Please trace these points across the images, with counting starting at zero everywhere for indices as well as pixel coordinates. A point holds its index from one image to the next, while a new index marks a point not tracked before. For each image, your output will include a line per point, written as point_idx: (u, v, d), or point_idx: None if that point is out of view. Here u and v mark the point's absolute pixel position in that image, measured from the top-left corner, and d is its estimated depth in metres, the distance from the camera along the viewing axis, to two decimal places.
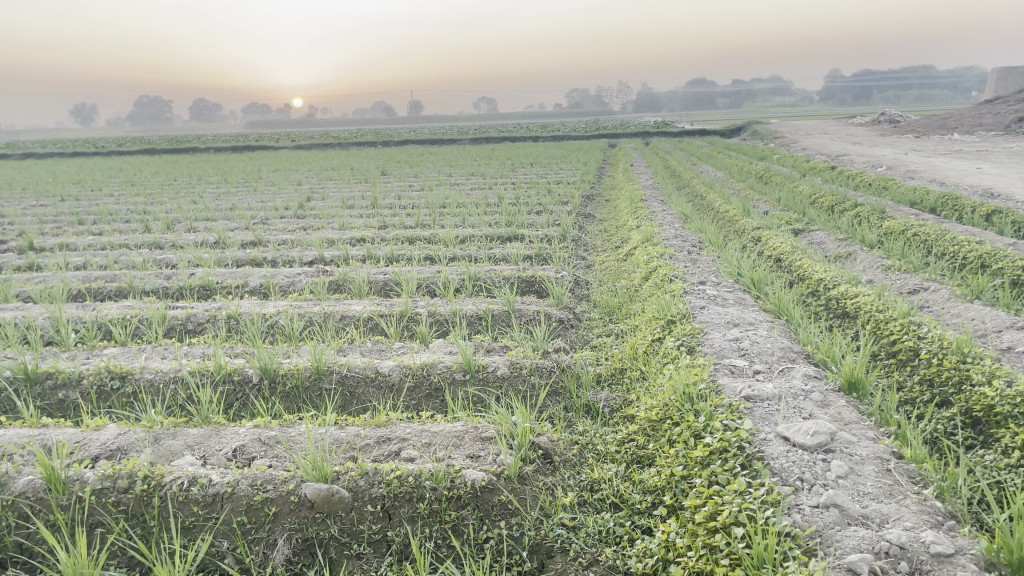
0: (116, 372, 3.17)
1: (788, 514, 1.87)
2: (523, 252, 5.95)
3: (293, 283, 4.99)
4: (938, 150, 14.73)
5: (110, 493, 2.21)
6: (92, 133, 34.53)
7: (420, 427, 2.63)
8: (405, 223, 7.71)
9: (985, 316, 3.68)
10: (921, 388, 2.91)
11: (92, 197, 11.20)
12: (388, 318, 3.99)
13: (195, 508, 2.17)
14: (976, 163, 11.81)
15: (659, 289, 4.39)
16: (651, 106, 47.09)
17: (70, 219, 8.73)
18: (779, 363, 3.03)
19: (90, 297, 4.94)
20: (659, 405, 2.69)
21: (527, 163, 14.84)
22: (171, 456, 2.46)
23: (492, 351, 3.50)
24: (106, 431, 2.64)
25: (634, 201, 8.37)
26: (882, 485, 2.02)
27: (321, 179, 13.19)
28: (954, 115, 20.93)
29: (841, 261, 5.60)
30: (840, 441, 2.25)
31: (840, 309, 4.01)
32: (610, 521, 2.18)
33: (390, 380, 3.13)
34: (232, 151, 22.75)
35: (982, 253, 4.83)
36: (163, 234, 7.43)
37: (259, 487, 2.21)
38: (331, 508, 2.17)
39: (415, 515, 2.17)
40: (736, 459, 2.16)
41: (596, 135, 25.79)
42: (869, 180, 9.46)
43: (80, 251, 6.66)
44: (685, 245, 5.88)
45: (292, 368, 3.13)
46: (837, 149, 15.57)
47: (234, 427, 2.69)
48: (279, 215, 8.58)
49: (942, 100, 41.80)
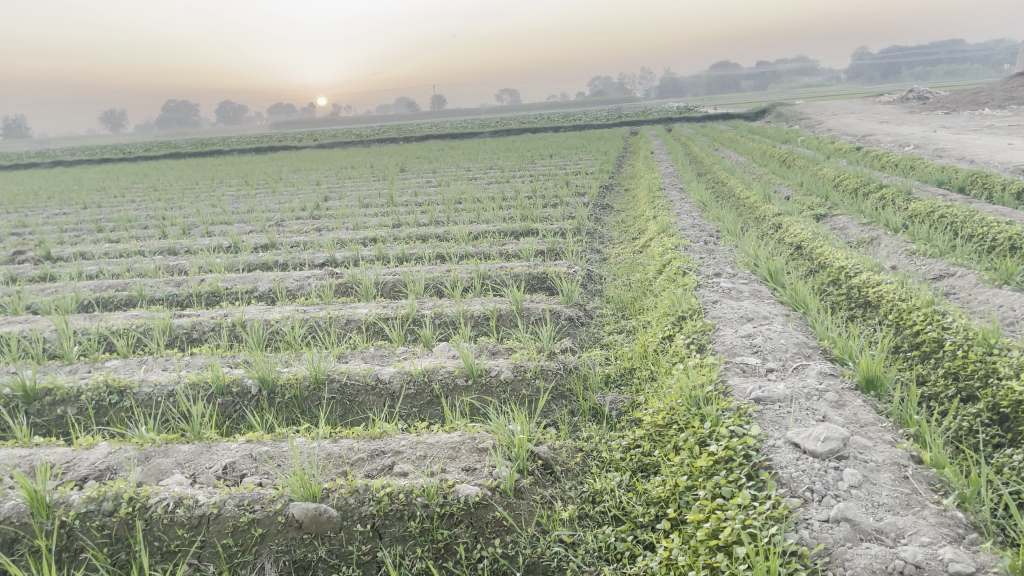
0: (115, 387, 3.11)
1: (795, 531, 1.75)
2: (536, 247, 5.85)
3: (300, 287, 4.92)
4: (969, 126, 14.33)
5: (95, 516, 2.14)
6: (114, 138, 34.81)
7: (415, 439, 2.54)
8: (419, 221, 7.62)
9: (1014, 303, 3.50)
10: (944, 383, 2.76)
11: (113, 203, 11.26)
12: (392, 323, 3.90)
13: (179, 532, 2.09)
14: (1007, 139, 11.44)
15: (673, 283, 4.25)
16: (674, 91, 46.60)
17: (89, 226, 8.75)
18: (793, 361, 2.88)
19: (100, 308, 4.90)
20: (665, 409, 2.57)
21: (546, 154, 14.70)
22: (160, 475, 2.39)
23: (497, 354, 3.39)
24: (97, 450, 2.57)
25: (652, 190, 8.19)
26: (898, 495, 1.89)
27: (340, 178, 13.14)
28: (985, 89, 20.39)
29: (864, 246, 5.42)
30: (854, 446, 2.12)
31: (862, 299, 3.84)
32: (611, 537, 2.07)
33: (390, 388, 3.04)
34: (255, 152, 22.81)
35: (1011, 234, 4.62)
36: (179, 240, 7.41)
37: (246, 507, 2.13)
38: (319, 528, 2.08)
39: (406, 534, 2.08)
40: (741, 469, 2.04)
41: (618, 122, 25.58)
42: (896, 160, 9.19)
43: (95, 260, 6.63)
44: (702, 235, 5.72)
45: (291, 378, 3.05)
46: (863, 129, 15.19)
47: (226, 442, 2.61)
48: (295, 217, 8.53)
49: (972, 74, 40.83)
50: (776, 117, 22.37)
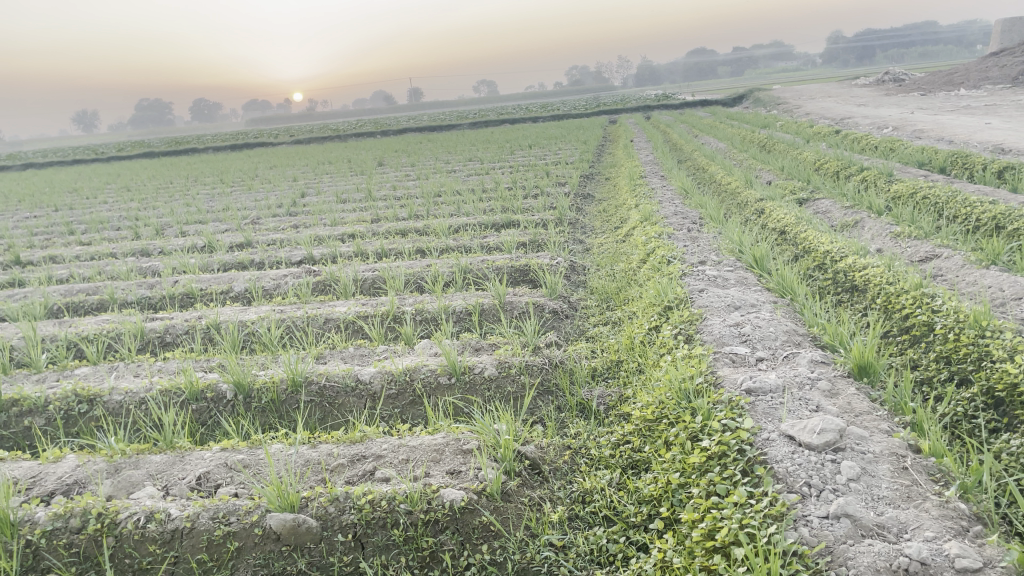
0: (83, 396, 2.99)
1: (795, 529, 1.68)
2: (518, 239, 5.75)
3: (277, 287, 4.80)
4: (944, 107, 14.37)
5: (62, 534, 2.03)
6: (85, 140, 34.30)
7: (397, 442, 2.46)
8: (399, 215, 7.49)
9: (1003, 283, 3.45)
10: (937, 367, 2.71)
11: (86, 205, 11.03)
12: (372, 320, 3.80)
13: (151, 548, 2.00)
14: (984, 119, 11.49)
15: (657, 272, 4.17)
16: (651, 79, 46.57)
17: (61, 229, 8.56)
18: (784, 349, 2.82)
19: (71, 313, 4.76)
20: (655, 403, 2.49)
21: (525, 144, 14.61)
22: (131, 488, 2.29)
23: (480, 351, 3.30)
24: (64, 464, 2.46)
25: (633, 178, 8.14)
26: (897, 487, 1.82)
27: (317, 174, 12.98)
28: (960, 69, 20.48)
29: (848, 230, 5.37)
30: (850, 437, 2.05)
31: (849, 283, 3.79)
32: (602, 538, 2.00)
33: (371, 389, 2.94)
34: (231, 150, 22.56)
35: (996, 214, 4.58)
36: (152, 241, 7.23)
37: (221, 519, 2.03)
38: (299, 540, 1.99)
39: (390, 543, 1.99)
40: (736, 465, 1.96)
41: (597, 110, 25.55)
42: (875, 142, 9.17)
43: (66, 264, 6.46)
44: (685, 223, 5.65)
45: (267, 381, 2.95)
46: (842, 112, 15.17)
47: (200, 451, 2.52)
48: (272, 214, 8.38)
49: (946, 55, 41.04)
50: (754, 103, 22.39)
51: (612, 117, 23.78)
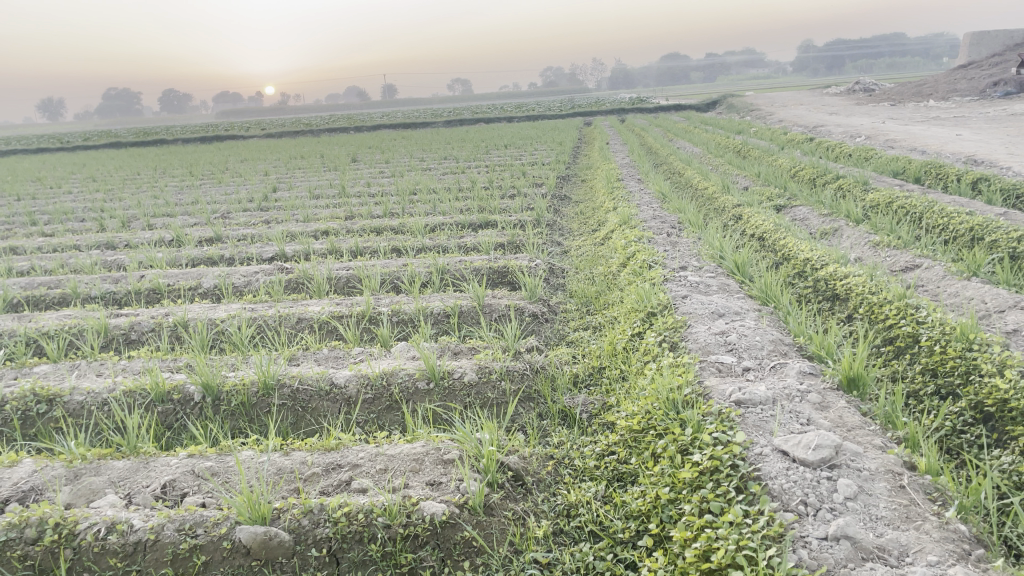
0: (42, 395, 2.84)
1: (793, 551, 1.61)
2: (496, 240, 5.65)
3: (248, 284, 4.67)
4: (914, 117, 14.53)
5: (16, 545, 1.90)
6: (48, 127, 33.52)
7: (374, 451, 2.36)
8: (373, 212, 7.36)
9: (985, 296, 3.43)
10: (923, 379, 2.67)
11: (49, 195, 10.72)
12: (347, 321, 3.70)
13: (112, 561, 1.88)
14: (955, 130, 11.64)
15: (638, 277, 4.11)
16: (626, 83, 46.77)
17: (22, 218, 8.29)
18: (770, 359, 2.77)
19: (31, 307, 4.59)
20: (642, 412, 2.41)
21: (500, 144, 14.55)
22: (91, 496, 2.16)
23: (459, 355, 3.21)
24: (20, 468, 2.32)
25: (611, 181, 8.09)
26: (896, 507, 1.77)
27: (289, 168, 12.76)
28: (930, 80, 20.77)
29: (827, 237, 5.36)
30: (845, 454, 1.99)
31: (830, 292, 3.75)
32: (589, 555, 1.92)
33: (346, 393, 2.84)
34: (200, 142, 22.18)
35: (974, 225, 4.59)
36: (117, 234, 7.02)
37: (187, 532, 1.92)
38: (270, 554, 1.89)
39: (366, 559, 1.90)
40: (729, 481, 1.89)
41: (573, 112, 25.59)
42: (850, 151, 9.22)
43: (27, 255, 6.24)
44: (664, 226, 5.59)
45: (237, 383, 2.83)
46: (814, 120, 15.30)
47: (165, 457, 2.40)
48: (242, 208, 8.19)
49: (915, 67, 41.73)
50: (727, 109, 22.53)
51: (587, 119, 23.77)
